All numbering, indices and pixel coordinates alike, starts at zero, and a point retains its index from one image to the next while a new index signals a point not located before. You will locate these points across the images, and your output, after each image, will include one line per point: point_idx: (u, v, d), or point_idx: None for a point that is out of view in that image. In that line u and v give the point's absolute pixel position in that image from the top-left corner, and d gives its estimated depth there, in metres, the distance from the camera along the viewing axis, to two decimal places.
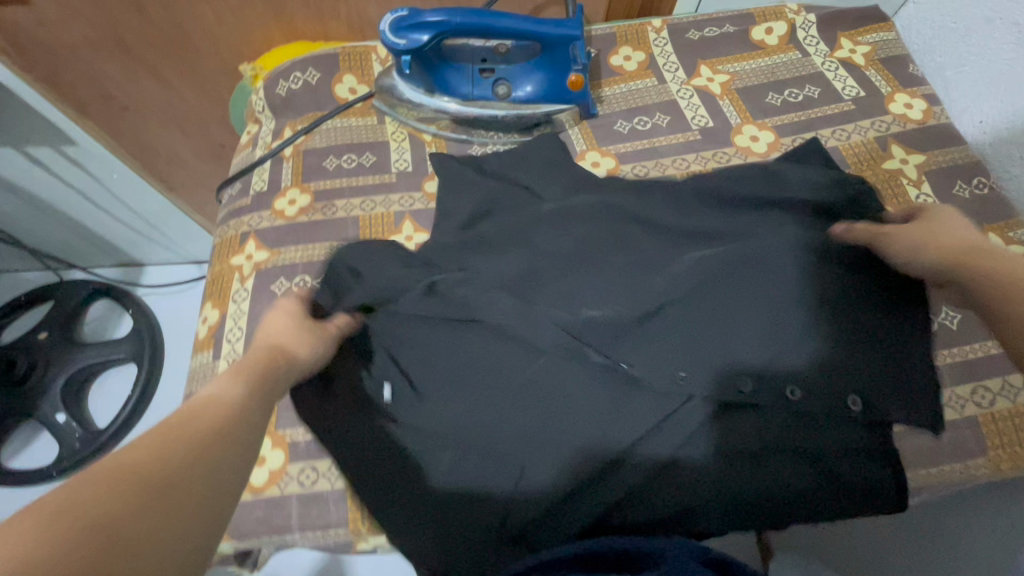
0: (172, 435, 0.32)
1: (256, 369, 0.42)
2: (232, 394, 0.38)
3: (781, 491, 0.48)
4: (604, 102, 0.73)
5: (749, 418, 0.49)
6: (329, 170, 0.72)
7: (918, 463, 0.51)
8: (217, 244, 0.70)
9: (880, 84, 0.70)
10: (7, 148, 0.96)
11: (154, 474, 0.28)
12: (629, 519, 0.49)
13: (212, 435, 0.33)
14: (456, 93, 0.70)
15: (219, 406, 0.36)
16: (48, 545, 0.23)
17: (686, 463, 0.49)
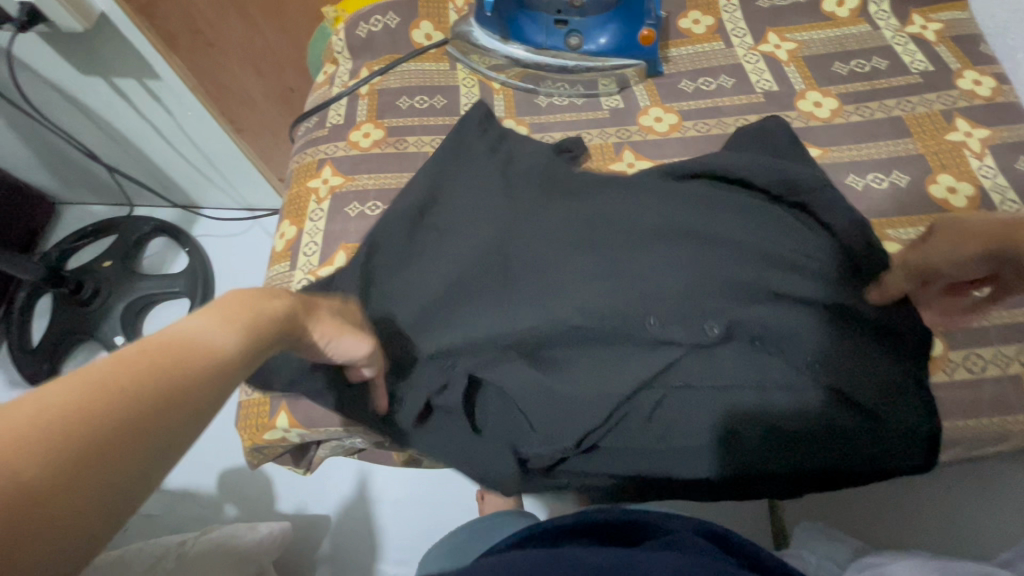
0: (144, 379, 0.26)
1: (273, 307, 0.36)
2: (218, 345, 0.31)
3: (807, 426, 0.52)
4: (671, 62, 0.75)
5: (783, 361, 0.54)
6: (403, 109, 0.76)
7: (958, 414, 0.52)
8: (294, 170, 0.75)
9: (950, 60, 0.70)
10: (96, 77, 1.04)
11: (89, 439, 0.23)
12: (668, 445, 0.54)
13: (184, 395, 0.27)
14: (530, 41, 0.73)
15: (209, 348, 0.30)
16: None
17: (726, 402, 0.53)
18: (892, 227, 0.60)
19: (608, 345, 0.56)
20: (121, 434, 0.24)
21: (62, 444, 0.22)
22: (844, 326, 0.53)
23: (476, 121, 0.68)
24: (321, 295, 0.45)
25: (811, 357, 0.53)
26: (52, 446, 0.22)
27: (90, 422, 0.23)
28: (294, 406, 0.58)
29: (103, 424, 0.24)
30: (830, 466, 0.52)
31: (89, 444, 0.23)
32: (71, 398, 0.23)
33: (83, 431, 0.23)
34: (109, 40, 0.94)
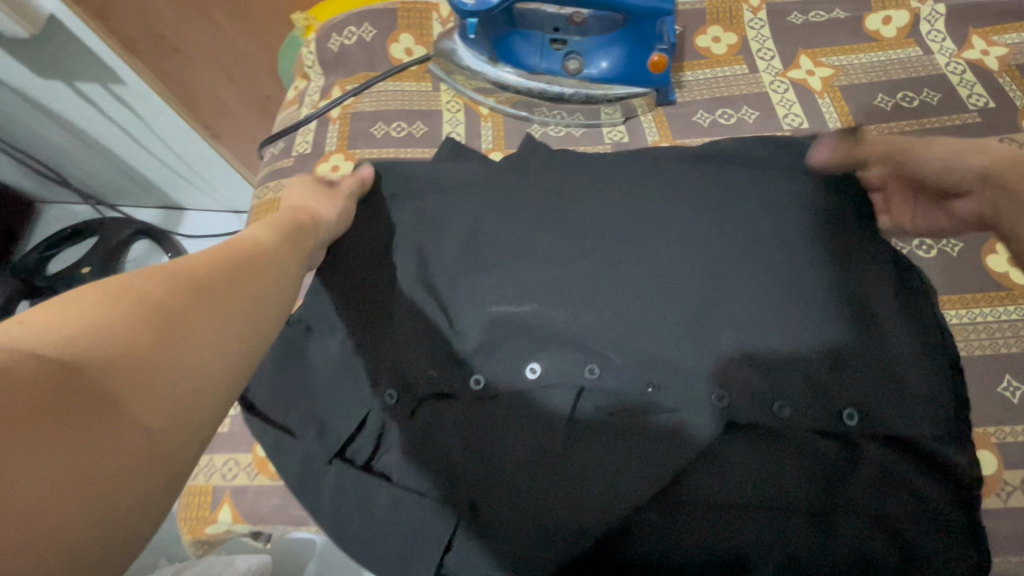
0: (222, 258, 0.35)
1: (284, 222, 0.46)
2: (260, 239, 0.41)
3: (816, 482, 0.46)
4: (685, 87, 0.65)
5: (809, 461, 0.46)
6: (377, 138, 0.67)
7: (1011, 548, 0.44)
8: (254, 206, 0.67)
9: (1014, 94, 0.60)
10: (57, 81, 0.96)
11: (199, 278, 0.32)
12: (667, 538, 0.46)
13: (252, 267, 0.36)
14: (522, 65, 0.63)
15: (257, 243, 0.40)
16: (118, 315, 0.26)
17: (745, 512, 0.45)
18: (951, 306, 0.51)
19: (600, 446, 0.48)
20: (219, 278, 0.33)
21: (157, 309, 0.28)
22: (885, 436, 0.46)
23: (462, 174, 0.59)
24: (301, 200, 0.52)
25: (840, 462, 0.46)
26: (149, 314, 0.28)
27: (187, 275, 0.31)
28: (240, 498, 0.51)
29: (195, 277, 0.32)
30: (848, 533, 0.44)
31: (203, 282, 0.32)
32: (177, 271, 0.31)
33: (197, 279, 0.31)
34: (62, 44, 0.85)
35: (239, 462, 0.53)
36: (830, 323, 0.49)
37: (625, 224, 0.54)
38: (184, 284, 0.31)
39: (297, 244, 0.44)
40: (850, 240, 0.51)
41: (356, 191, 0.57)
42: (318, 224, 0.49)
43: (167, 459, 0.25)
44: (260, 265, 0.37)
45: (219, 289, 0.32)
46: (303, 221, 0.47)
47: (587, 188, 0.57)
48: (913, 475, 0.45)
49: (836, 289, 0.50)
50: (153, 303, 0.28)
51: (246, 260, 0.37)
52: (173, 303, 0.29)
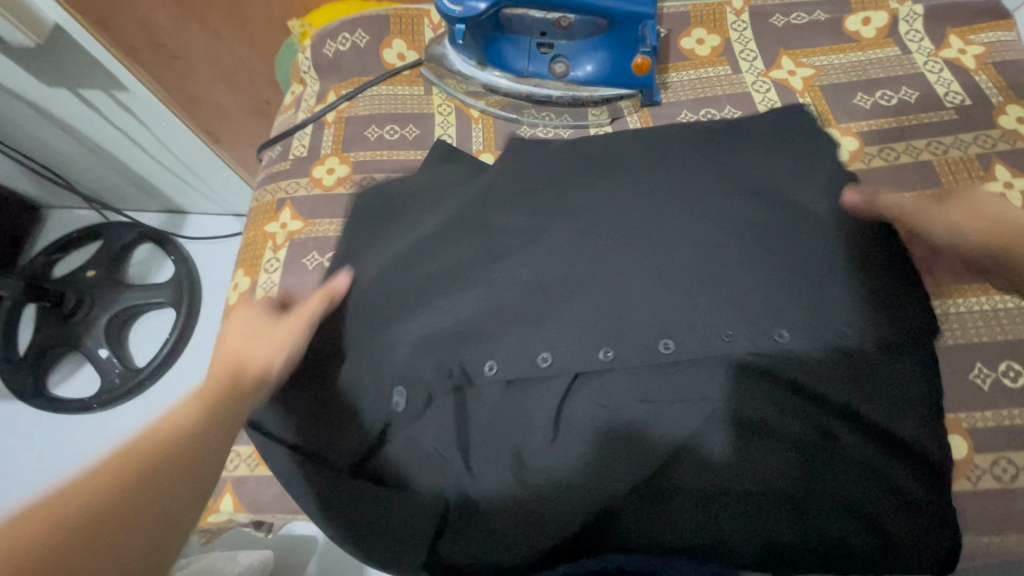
0: (155, 442, 0.35)
1: (217, 387, 0.43)
2: (197, 407, 0.40)
3: (796, 478, 0.46)
4: (670, 88, 0.67)
5: (793, 452, 0.47)
6: (371, 140, 0.69)
7: (980, 528, 0.45)
8: (253, 208, 0.68)
9: (990, 92, 0.61)
10: (61, 88, 0.99)
11: (131, 474, 0.33)
12: (651, 530, 0.47)
13: (185, 446, 0.36)
14: (510, 68, 0.65)
15: (197, 414, 0.39)
16: (37, 539, 0.28)
17: (730, 502, 0.47)
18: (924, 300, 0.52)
19: (584, 437, 0.49)
20: (151, 476, 0.33)
21: (73, 528, 0.29)
22: (863, 427, 0.47)
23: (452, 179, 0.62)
24: (244, 348, 0.49)
25: (823, 455, 0.47)
26: (68, 534, 0.29)
27: (114, 474, 0.32)
28: (240, 487, 0.53)
29: (123, 472, 0.33)
30: (830, 529, 0.45)
31: (133, 477, 0.33)
32: (107, 470, 0.33)
33: (123, 479, 0.32)
34: (64, 51, 0.87)
35: (239, 454, 0.55)
36: (805, 312, 0.50)
37: (607, 221, 0.56)
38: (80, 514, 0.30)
39: (231, 409, 0.41)
40: (828, 235, 0.53)
41: (320, 307, 0.54)
42: (261, 378, 0.47)
43: None
44: (181, 440, 0.36)
45: (147, 485, 0.33)
46: (240, 387, 0.44)
47: (575, 192, 0.59)
48: (892, 468, 0.46)
49: (811, 281, 0.51)
50: (70, 519, 0.29)
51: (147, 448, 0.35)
52: (95, 512, 0.30)
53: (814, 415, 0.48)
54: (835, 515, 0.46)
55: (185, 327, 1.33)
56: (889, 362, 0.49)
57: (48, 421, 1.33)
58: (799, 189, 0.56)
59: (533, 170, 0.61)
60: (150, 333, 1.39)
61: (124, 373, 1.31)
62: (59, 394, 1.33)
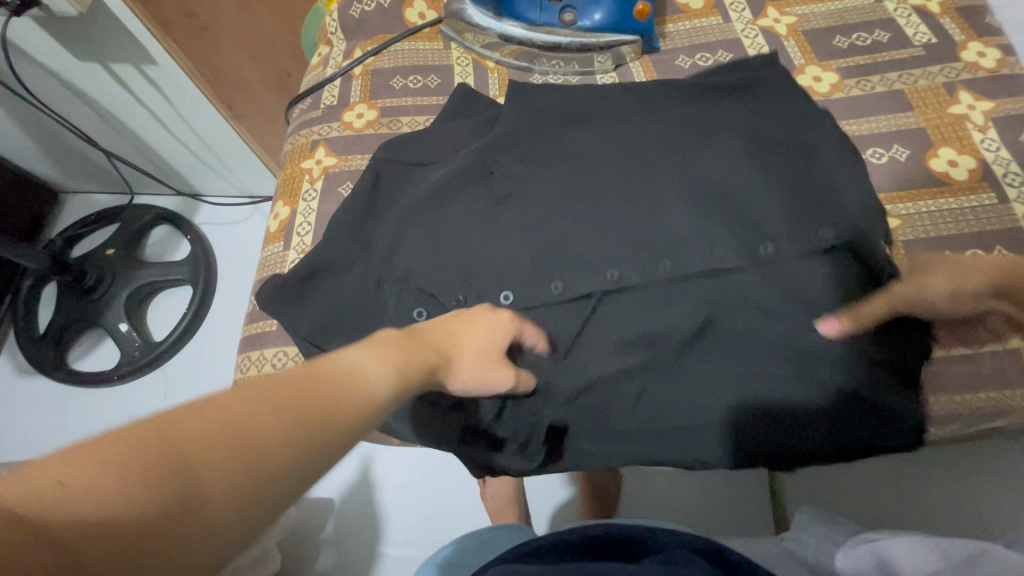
0: (282, 409, 0.27)
1: (409, 346, 0.38)
2: (383, 372, 0.34)
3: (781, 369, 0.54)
4: (668, 37, 0.74)
5: (779, 347, 0.55)
6: (396, 89, 0.75)
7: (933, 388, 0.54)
8: (289, 151, 0.75)
9: (953, 32, 0.68)
10: (95, 64, 1.04)
11: (213, 435, 0.25)
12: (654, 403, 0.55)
13: (344, 414, 0.30)
14: (523, 18, 0.72)
15: (380, 378, 0.34)
16: (130, 472, 0.23)
17: (713, 394, 0.55)
18: (892, 203, 0.59)
19: (595, 339, 0.57)
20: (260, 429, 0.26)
21: (174, 463, 0.24)
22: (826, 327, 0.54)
23: (472, 115, 0.69)
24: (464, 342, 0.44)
25: (790, 354, 0.54)
26: (163, 477, 0.23)
27: (221, 415, 0.26)
28: None
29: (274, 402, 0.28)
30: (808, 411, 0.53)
31: (225, 440, 0.25)
32: (168, 424, 0.24)
33: (239, 431, 0.26)
34: (102, 23, 0.93)
35: (289, 354, 0.62)
36: (796, 216, 0.57)
37: (615, 146, 0.63)
38: (220, 446, 0.25)
39: (414, 376, 0.37)
40: (815, 151, 0.59)
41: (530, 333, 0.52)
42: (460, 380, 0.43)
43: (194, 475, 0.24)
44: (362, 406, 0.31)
45: (254, 437, 0.26)
46: (424, 351, 0.39)
47: (586, 123, 0.65)
48: (874, 363, 0.53)
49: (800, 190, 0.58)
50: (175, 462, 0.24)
51: (361, 403, 0.31)
52: (197, 457, 0.24)
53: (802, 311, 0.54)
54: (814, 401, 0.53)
55: (203, 301, 1.38)
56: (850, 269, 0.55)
57: (69, 395, 1.37)
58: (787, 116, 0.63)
59: (548, 106, 0.67)
60: (167, 309, 1.43)
61: (144, 346, 1.35)
62: (80, 368, 1.37)
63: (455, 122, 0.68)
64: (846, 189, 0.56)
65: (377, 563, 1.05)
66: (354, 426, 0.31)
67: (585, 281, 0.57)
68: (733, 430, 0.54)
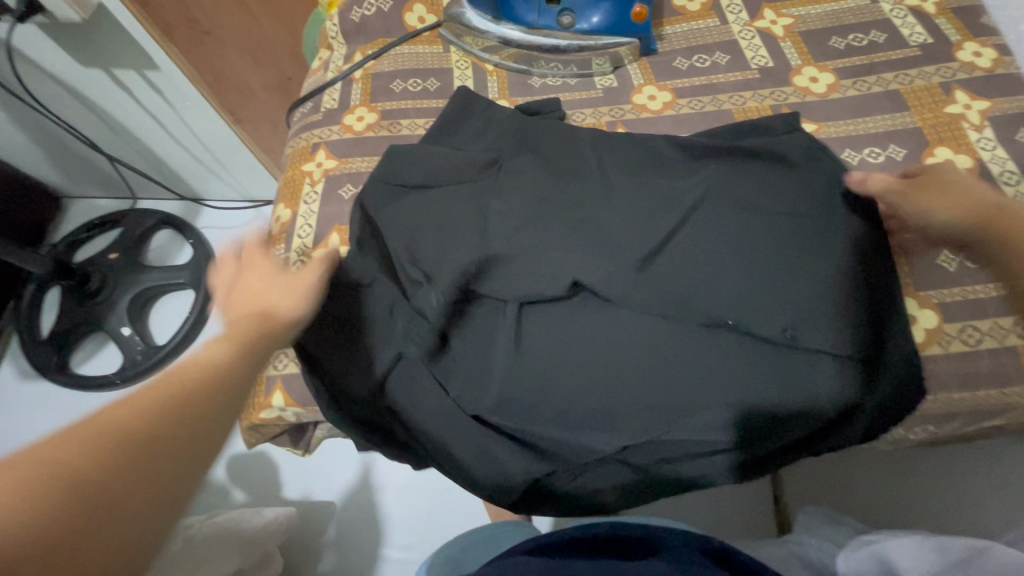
0: (148, 397, 0.37)
1: (242, 329, 0.46)
2: (215, 352, 0.43)
3: (796, 377, 0.53)
4: (665, 39, 0.75)
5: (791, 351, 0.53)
6: (396, 92, 0.76)
7: (938, 387, 0.54)
8: (290, 154, 0.75)
9: (949, 32, 0.69)
10: (98, 69, 1.05)
11: (97, 444, 0.33)
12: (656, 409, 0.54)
13: (166, 396, 0.38)
14: (522, 22, 0.73)
15: (209, 358, 0.42)
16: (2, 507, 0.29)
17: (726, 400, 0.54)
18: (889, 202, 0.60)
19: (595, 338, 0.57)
20: (115, 430, 0.34)
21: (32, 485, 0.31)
22: (844, 331, 0.53)
23: (470, 117, 0.69)
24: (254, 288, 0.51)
25: (809, 376, 0.53)
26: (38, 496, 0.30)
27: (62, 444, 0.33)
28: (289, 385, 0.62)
29: (113, 414, 0.35)
30: (813, 412, 0.53)
31: (103, 440, 0.34)
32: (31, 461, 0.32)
33: (97, 441, 0.33)
34: (106, 28, 0.93)
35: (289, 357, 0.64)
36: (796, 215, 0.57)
37: (613, 147, 0.63)
38: (100, 453, 0.33)
39: (253, 347, 0.45)
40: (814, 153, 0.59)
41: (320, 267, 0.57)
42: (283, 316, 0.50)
43: (58, 482, 0.31)
44: (207, 375, 0.41)
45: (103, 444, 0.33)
46: (258, 325, 0.47)
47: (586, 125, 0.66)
48: (875, 363, 0.53)
49: (799, 189, 0.58)
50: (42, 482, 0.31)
51: (216, 377, 0.41)
52: (59, 473, 0.31)
53: (825, 319, 0.53)
54: (826, 402, 0.53)
55: (205, 305, 1.38)
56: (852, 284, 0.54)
57: (70, 399, 1.36)
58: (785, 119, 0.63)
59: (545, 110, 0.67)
60: (170, 313, 1.43)
61: (146, 350, 1.34)
62: (82, 371, 1.37)
63: (453, 126, 0.69)
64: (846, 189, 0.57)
65: (377, 566, 1.05)
66: (189, 406, 0.38)
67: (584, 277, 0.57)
68: (739, 431, 0.53)
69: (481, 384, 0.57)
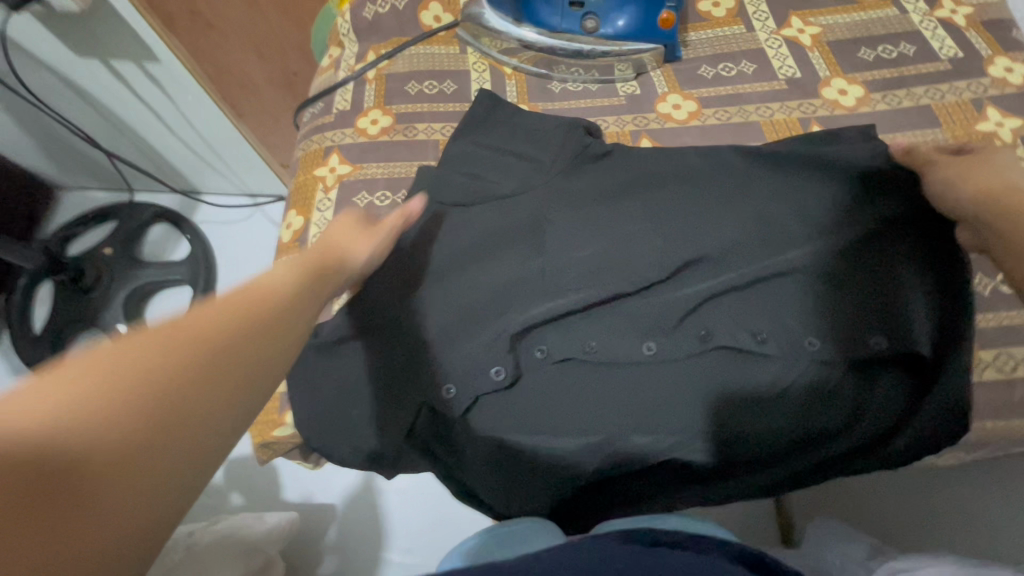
0: (240, 308, 0.34)
1: (321, 266, 0.46)
2: (289, 283, 0.40)
3: (815, 387, 0.53)
4: (689, 46, 0.73)
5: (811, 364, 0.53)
6: (411, 95, 0.73)
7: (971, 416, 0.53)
8: (301, 157, 0.73)
9: (980, 45, 0.68)
10: (95, 60, 1.01)
11: (200, 341, 0.29)
12: (685, 429, 0.53)
13: (256, 310, 0.35)
14: (544, 25, 0.70)
15: (284, 284, 0.40)
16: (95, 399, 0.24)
17: (751, 417, 0.53)
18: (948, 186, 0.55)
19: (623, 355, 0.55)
20: (214, 332, 0.30)
21: (141, 378, 0.26)
22: (868, 344, 0.52)
23: (491, 123, 0.67)
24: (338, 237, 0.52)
25: (828, 388, 0.53)
26: (147, 393, 0.26)
27: (170, 340, 0.28)
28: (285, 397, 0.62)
29: (215, 317, 0.32)
30: (833, 426, 0.53)
31: (209, 344, 0.30)
32: (130, 353, 0.27)
33: (198, 343, 0.29)
34: (105, 18, 0.89)
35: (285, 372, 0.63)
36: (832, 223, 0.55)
37: (641, 158, 0.61)
38: (184, 356, 0.28)
39: (318, 288, 0.43)
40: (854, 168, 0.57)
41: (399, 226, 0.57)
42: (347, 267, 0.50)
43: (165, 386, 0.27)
44: (284, 306, 0.37)
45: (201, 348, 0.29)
46: (333, 268, 0.47)
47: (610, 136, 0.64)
48: (899, 378, 0.53)
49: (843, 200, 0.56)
50: (148, 377, 0.26)
51: (286, 303, 0.38)
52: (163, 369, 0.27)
53: (852, 331, 0.53)
54: (845, 414, 0.53)
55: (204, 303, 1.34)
56: (885, 305, 0.53)
57: None
58: (815, 133, 0.62)
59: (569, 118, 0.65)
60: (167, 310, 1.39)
61: None
62: None
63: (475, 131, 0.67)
64: (884, 203, 0.55)
65: (380, 571, 1.04)
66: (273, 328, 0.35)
67: (613, 285, 0.56)
68: (757, 443, 0.53)
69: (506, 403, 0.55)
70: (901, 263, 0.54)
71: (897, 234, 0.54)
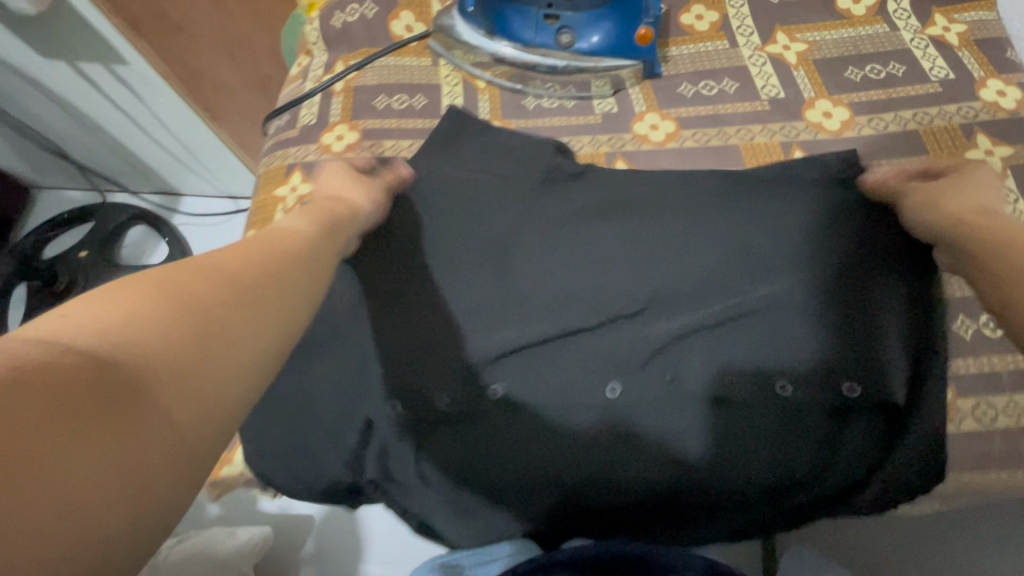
0: (268, 254, 0.36)
1: (331, 216, 0.46)
2: (308, 230, 0.42)
3: (790, 434, 0.50)
4: (670, 62, 0.70)
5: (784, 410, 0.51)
6: (378, 109, 0.70)
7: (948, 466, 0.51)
8: (263, 173, 0.69)
9: (972, 66, 0.65)
10: (61, 61, 0.97)
11: (238, 278, 0.32)
12: (653, 475, 0.50)
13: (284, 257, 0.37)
14: (517, 38, 0.67)
15: (303, 232, 0.41)
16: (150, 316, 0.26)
17: (723, 464, 0.50)
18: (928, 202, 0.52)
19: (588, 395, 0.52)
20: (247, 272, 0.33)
21: (192, 304, 0.28)
22: (844, 388, 0.49)
23: (458, 143, 0.64)
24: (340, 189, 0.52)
25: (806, 434, 0.50)
26: (192, 313, 0.28)
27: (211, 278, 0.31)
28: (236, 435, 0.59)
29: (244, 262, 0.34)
30: (809, 473, 0.50)
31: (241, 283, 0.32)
32: (178, 282, 0.29)
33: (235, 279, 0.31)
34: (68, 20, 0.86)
35: None
36: (808, 259, 0.53)
37: (614, 184, 0.58)
38: (224, 290, 0.30)
39: (336, 237, 0.44)
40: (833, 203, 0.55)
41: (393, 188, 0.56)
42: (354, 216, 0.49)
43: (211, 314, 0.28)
44: (306, 253, 0.39)
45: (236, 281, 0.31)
46: (341, 214, 0.47)
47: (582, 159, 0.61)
48: (879, 424, 0.50)
49: (818, 235, 0.53)
50: (196, 301, 0.28)
51: (308, 250, 0.39)
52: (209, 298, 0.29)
53: (828, 375, 0.50)
54: (821, 463, 0.50)
55: None
56: (864, 346, 0.50)
57: None
58: (797, 159, 0.59)
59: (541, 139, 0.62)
60: None
61: None
62: None
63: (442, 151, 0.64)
64: (860, 237, 0.53)
65: None
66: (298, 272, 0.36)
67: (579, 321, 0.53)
68: (728, 492, 0.50)
69: (465, 444, 0.52)
70: (884, 302, 0.51)
71: (876, 270, 0.52)
